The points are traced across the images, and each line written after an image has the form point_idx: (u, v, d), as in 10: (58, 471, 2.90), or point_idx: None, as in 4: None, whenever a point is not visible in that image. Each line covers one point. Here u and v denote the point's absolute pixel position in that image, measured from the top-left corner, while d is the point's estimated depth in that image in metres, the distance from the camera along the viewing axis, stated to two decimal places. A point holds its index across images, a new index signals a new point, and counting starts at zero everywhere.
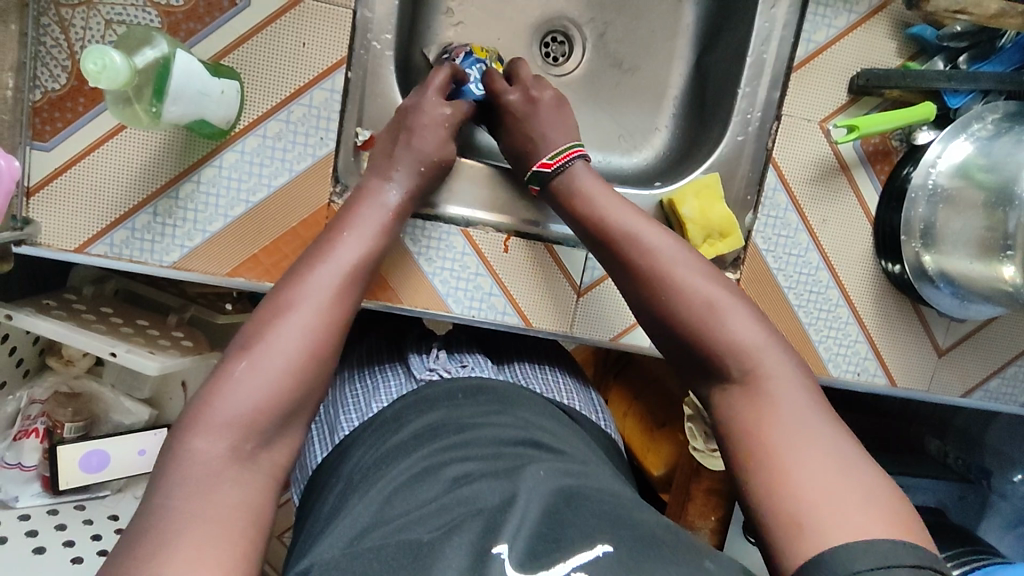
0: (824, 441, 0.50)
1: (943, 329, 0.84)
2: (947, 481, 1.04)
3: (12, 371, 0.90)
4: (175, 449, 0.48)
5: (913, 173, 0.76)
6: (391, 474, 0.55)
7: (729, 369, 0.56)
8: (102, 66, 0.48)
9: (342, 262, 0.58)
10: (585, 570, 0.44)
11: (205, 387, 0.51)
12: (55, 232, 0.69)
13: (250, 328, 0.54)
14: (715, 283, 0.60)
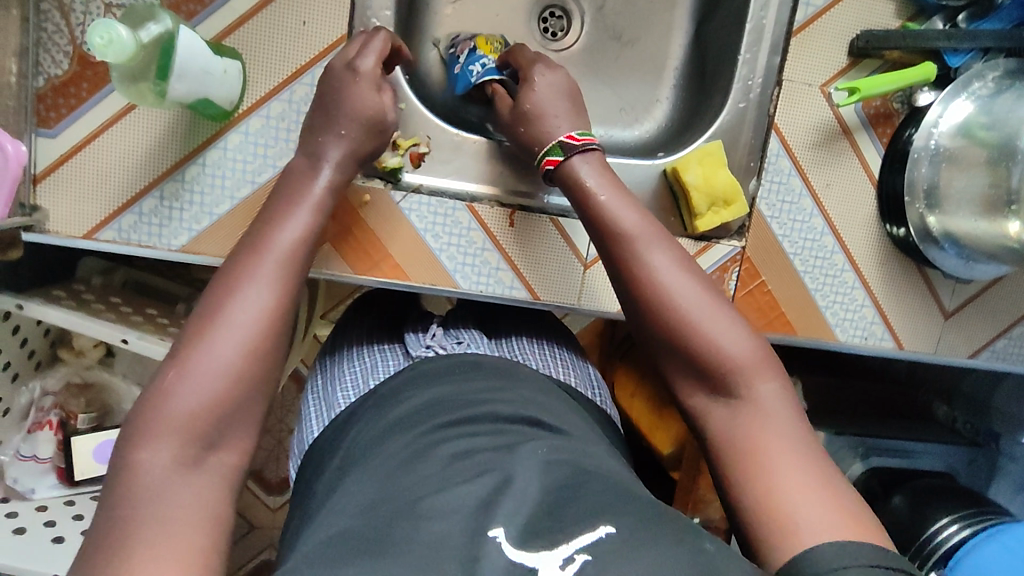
0: (804, 450, 0.51)
1: (949, 292, 0.84)
2: (957, 445, 1.06)
3: (24, 362, 0.90)
4: (121, 458, 0.45)
5: (914, 135, 0.76)
6: (387, 452, 0.56)
7: (721, 379, 0.56)
8: (108, 39, 0.47)
9: (281, 247, 0.55)
10: (587, 553, 0.43)
11: (150, 388, 0.48)
12: (62, 218, 0.70)
13: (197, 320, 0.51)
14: (706, 293, 0.60)
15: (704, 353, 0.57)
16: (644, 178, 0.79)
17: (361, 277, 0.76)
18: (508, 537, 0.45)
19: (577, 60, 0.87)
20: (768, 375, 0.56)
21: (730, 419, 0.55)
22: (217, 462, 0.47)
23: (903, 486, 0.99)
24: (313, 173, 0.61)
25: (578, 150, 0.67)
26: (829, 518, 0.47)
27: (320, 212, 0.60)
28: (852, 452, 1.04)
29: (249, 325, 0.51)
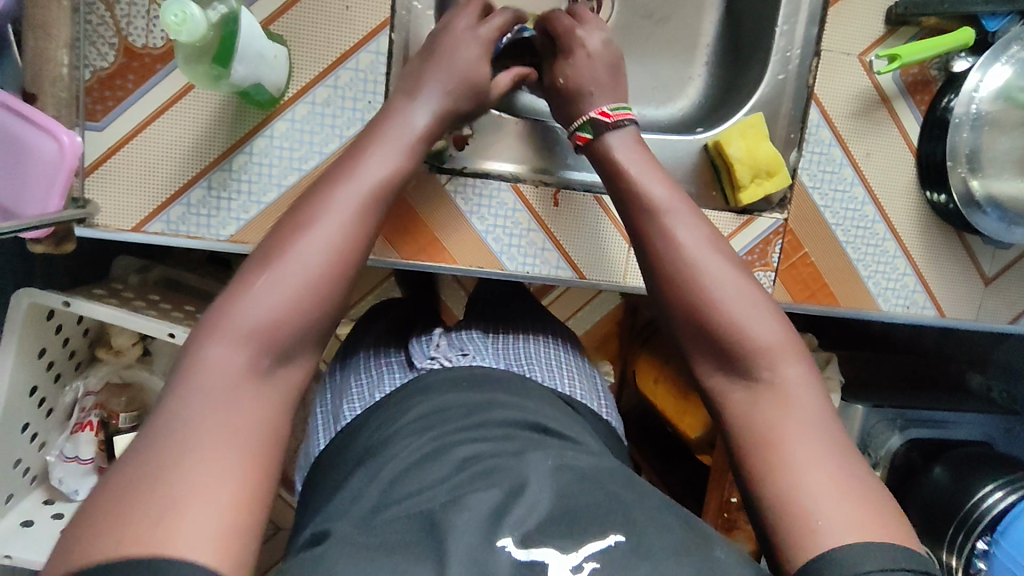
0: (827, 444, 0.50)
1: (989, 258, 0.85)
2: (992, 414, 1.05)
3: (65, 362, 0.89)
4: (193, 354, 0.46)
5: (954, 103, 0.76)
6: (403, 454, 0.58)
7: (742, 361, 0.55)
8: (182, 18, 0.48)
9: (368, 181, 0.55)
10: (595, 560, 0.46)
11: (227, 293, 0.50)
12: (112, 212, 0.69)
13: (272, 240, 0.52)
14: (735, 274, 0.58)
15: (726, 333, 0.56)
16: (684, 154, 0.80)
17: (406, 261, 0.76)
18: (516, 547, 0.46)
19: None
20: (793, 360, 0.54)
21: (748, 403, 0.54)
22: (285, 378, 0.48)
23: (942, 456, 0.98)
24: (437, 91, 0.64)
25: (612, 127, 0.67)
26: (840, 512, 0.47)
27: (410, 167, 0.59)
28: (888, 425, 1.03)
29: (324, 260, 0.51)
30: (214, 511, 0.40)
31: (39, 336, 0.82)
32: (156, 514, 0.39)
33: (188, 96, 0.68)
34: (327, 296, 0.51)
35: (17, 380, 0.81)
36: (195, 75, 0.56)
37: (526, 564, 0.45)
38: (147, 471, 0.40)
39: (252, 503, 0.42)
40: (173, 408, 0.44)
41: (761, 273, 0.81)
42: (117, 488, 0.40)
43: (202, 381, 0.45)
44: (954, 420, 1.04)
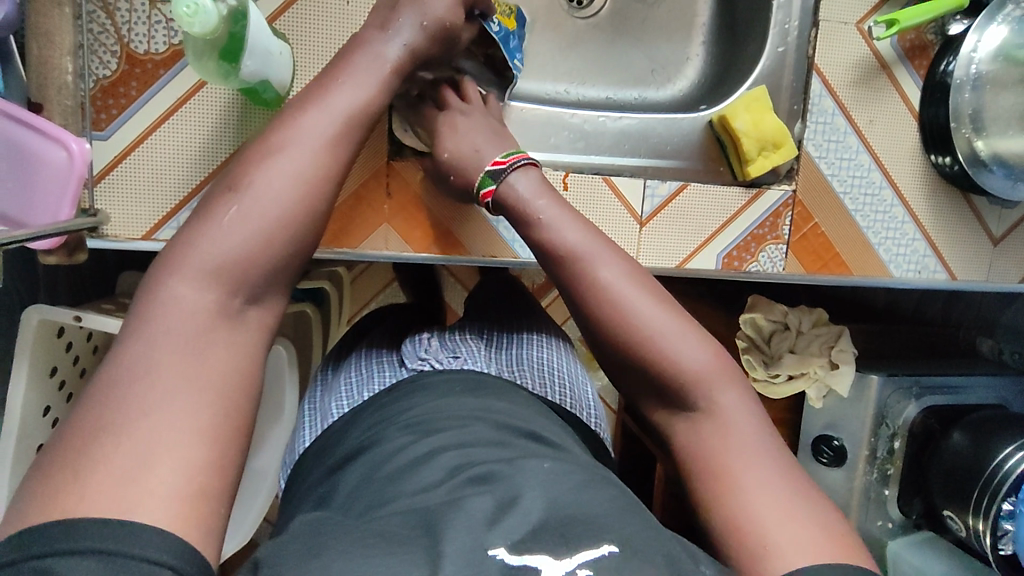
0: (767, 459, 0.53)
1: (996, 218, 0.85)
2: (1005, 376, 1.05)
3: (76, 381, 0.84)
4: (151, 289, 0.49)
5: (953, 67, 0.76)
6: (395, 459, 0.58)
7: (681, 393, 0.57)
8: (193, 10, 0.50)
9: (340, 106, 0.58)
10: (590, 568, 0.43)
11: (190, 227, 0.52)
12: (121, 221, 0.69)
13: (240, 165, 0.54)
14: (659, 307, 0.60)
15: (663, 370, 0.58)
16: (689, 130, 0.82)
17: (419, 254, 0.76)
18: (507, 554, 0.44)
19: (605, 25, 0.87)
20: (730, 385, 0.57)
21: (695, 434, 0.56)
22: (258, 316, 0.51)
23: (961, 421, 0.97)
24: (384, 42, 0.63)
25: (507, 175, 0.67)
26: (798, 532, 0.48)
27: (355, 130, 0.58)
28: (905, 393, 1.01)
29: (255, 235, 0.51)
30: (183, 471, 0.42)
31: (48, 353, 0.78)
32: (121, 468, 0.40)
33: (192, 100, 0.67)
34: (271, 254, 0.52)
35: (28, 399, 0.77)
36: (206, 73, 0.57)
37: (518, 567, 0.43)
38: (113, 419, 0.42)
39: (218, 464, 0.44)
40: (139, 354, 0.45)
41: (772, 245, 0.81)
42: (89, 431, 0.42)
43: (167, 323, 0.47)
44: (968, 383, 1.03)
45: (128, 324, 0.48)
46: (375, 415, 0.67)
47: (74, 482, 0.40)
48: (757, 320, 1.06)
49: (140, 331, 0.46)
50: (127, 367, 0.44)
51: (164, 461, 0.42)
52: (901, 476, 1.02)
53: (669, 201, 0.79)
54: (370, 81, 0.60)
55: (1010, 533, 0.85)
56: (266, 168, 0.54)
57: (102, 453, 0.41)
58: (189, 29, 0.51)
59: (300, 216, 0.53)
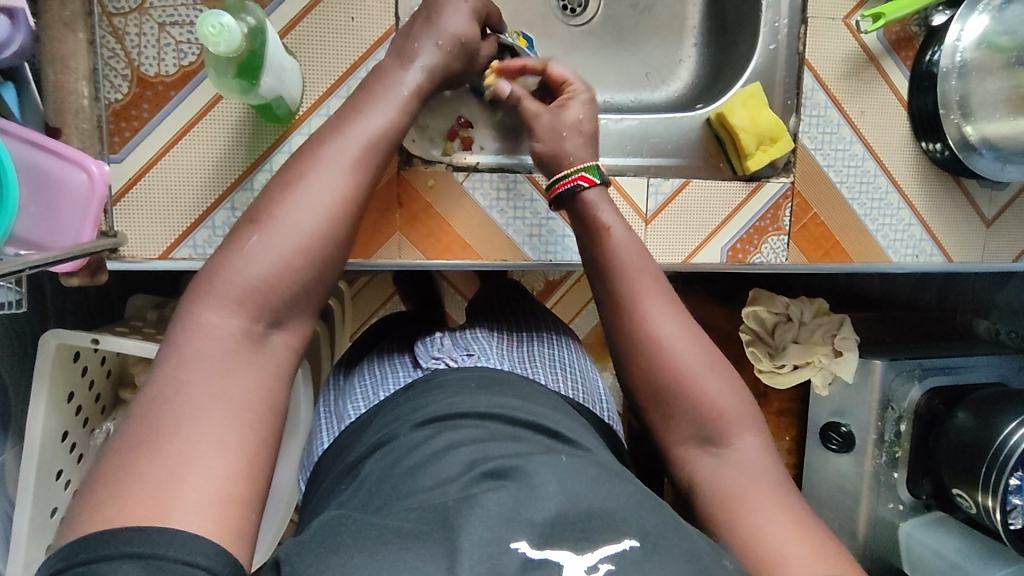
0: (781, 499, 0.55)
1: (986, 200, 0.88)
2: (1003, 354, 1.07)
3: (92, 406, 0.85)
4: (184, 318, 0.49)
5: (938, 57, 0.79)
6: (412, 454, 0.59)
7: (707, 426, 0.59)
8: (219, 29, 0.54)
9: (364, 130, 0.58)
10: (612, 562, 0.46)
11: (220, 252, 0.52)
12: (138, 242, 0.70)
13: (272, 191, 0.54)
14: (700, 343, 0.62)
15: (694, 400, 0.60)
16: (687, 129, 0.85)
17: (431, 260, 0.77)
18: (530, 548, 0.46)
19: (599, 32, 0.90)
20: (750, 429, 0.60)
21: (713, 465, 0.58)
22: (281, 340, 0.51)
23: (964, 401, 0.99)
24: (402, 70, 0.64)
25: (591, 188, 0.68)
26: (809, 553, 0.50)
27: (383, 161, 0.59)
28: (909, 376, 1.03)
29: (279, 262, 0.51)
30: (214, 479, 0.43)
31: (66, 377, 0.78)
32: (158, 476, 0.41)
33: (205, 120, 0.68)
34: (297, 279, 0.52)
35: (48, 424, 0.77)
36: (227, 89, 0.60)
37: (540, 563, 0.45)
38: (152, 433, 0.43)
39: (250, 471, 0.44)
40: (166, 373, 0.46)
41: (775, 237, 0.83)
42: (125, 447, 0.43)
43: (196, 345, 0.47)
44: (969, 365, 1.05)
45: (162, 351, 0.48)
46: (390, 414, 0.67)
47: (112, 491, 0.41)
48: (759, 312, 1.08)
49: (172, 355, 0.47)
50: (160, 386, 0.45)
51: (195, 471, 0.42)
52: (909, 458, 1.02)
53: (672, 197, 0.81)
54: (386, 110, 0.61)
55: (1018, 507, 0.89)
56: (296, 198, 0.54)
57: (138, 466, 0.42)
58: (215, 48, 0.54)
59: (320, 242, 0.53)
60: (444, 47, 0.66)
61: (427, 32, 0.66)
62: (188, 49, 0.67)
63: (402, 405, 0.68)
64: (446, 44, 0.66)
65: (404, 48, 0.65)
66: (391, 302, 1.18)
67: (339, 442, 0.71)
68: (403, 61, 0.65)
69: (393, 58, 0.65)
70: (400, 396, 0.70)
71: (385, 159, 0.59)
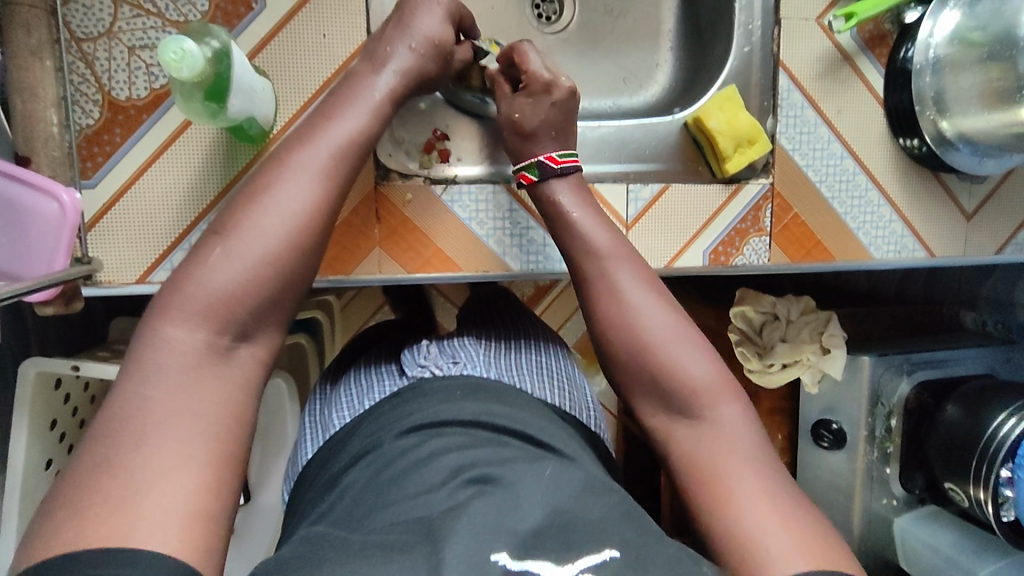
0: (759, 474, 0.53)
1: (967, 194, 0.88)
2: (991, 345, 1.07)
3: (76, 433, 0.84)
4: (148, 335, 0.48)
5: (912, 53, 0.80)
6: (394, 464, 0.58)
7: (681, 398, 0.58)
8: (181, 55, 0.53)
9: (337, 140, 0.58)
10: (592, 572, 0.46)
11: (186, 264, 0.52)
12: (115, 265, 0.69)
13: (239, 205, 0.54)
14: (674, 318, 0.62)
15: (667, 372, 0.59)
16: (665, 133, 0.85)
17: (412, 274, 0.77)
18: (510, 559, 0.46)
19: (575, 39, 0.90)
20: (730, 398, 0.58)
21: (689, 437, 0.57)
22: (249, 353, 0.51)
23: (953, 394, 0.99)
24: (376, 75, 0.64)
25: (556, 173, 0.70)
26: (783, 532, 0.49)
27: (353, 171, 0.58)
28: (897, 371, 1.02)
29: (245, 274, 0.51)
30: (180, 496, 0.42)
31: (48, 405, 0.78)
32: (122, 496, 0.41)
33: (178, 142, 0.68)
34: (264, 293, 0.51)
35: (30, 453, 0.76)
36: (194, 112, 0.60)
37: (519, 572, 0.45)
38: (118, 454, 0.43)
39: (217, 486, 0.44)
40: (132, 396, 0.45)
41: (756, 238, 0.83)
42: (88, 468, 0.42)
43: (160, 362, 0.47)
44: (961, 357, 1.04)
45: (126, 368, 0.48)
46: (372, 425, 0.67)
47: (75, 513, 0.40)
48: (747, 312, 1.08)
49: (136, 372, 0.47)
50: (123, 404, 0.45)
51: (160, 489, 0.42)
52: (900, 453, 1.03)
53: (652, 203, 0.81)
54: (359, 115, 0.60)
55: (1010, 499, 0.88)
56: (262, 211, 0.53)
57: (101, 486, 0.41)
58: (177, 74, 0.54)
59: (291, 254, 0.53)
60: (416, 61, 0.66)
61: (401, 36, 0.66)
62: (158, 72, 0.67)
63: (386, 414, 0.67)
64: (421, 45, 0.66)
65: (374, 53, 0.65)
66: (381, 313, 1.18)
67: (324, 457, 0.70)
68: (375, 64, 0.64)
69: (365, 65, 0.65)
70: (384, 405, 0.69)
71: (357, 166, 0.59)
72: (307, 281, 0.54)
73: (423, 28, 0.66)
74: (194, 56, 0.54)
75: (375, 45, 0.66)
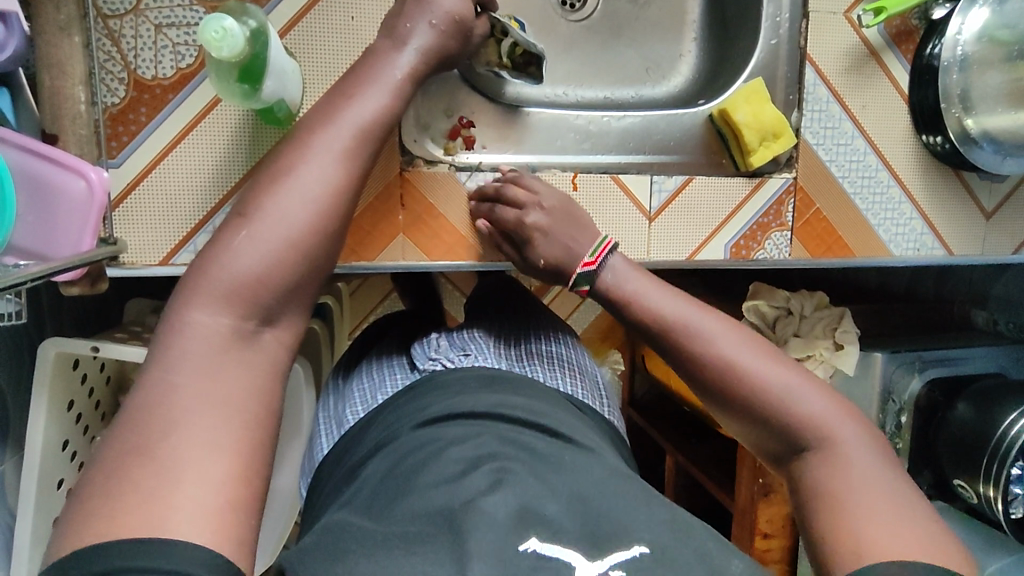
0: (892, 495, 0.52)
1: (986, 192, 0.88)
2: (1002, 344, 1.07)
3: (92, 413, 0.83)
4: (174, 321, 0.48)
5: (939, 49, 0.79)
6: (417, 452, 0.58)
7: (798, 435, 0.57)
8: (220, 34, 0.53)
9: (356, 121, 0.57)
10: (622, 568, 0.46)
11: (207, 252, 0.51)
12: (139, 247, 0.69)
13: (263, 188, 0.54)
14: (769, 361, 0.61)
15: (779, 411, 0.58)
16: (690, 125, 0.85)
17: (435, 261, 0.77)
18: (538, 545, 0.47)
19: (598, 27, 0.89)
20: (848, 421, 0.57)
21: (811, 471, 0.56)
22: (273, 338, 0.50)
23: (964, 391, 0.99)
24: (397, 52, 0.63)
25: (599, 272, 0.70)
26: (902, 544, 0.48)
27: (371, 150, 0.58)
28: (909, 368, 1.02)
29: (269, 257, 0.51)
30: (210, 483, 0.42)
31: (66, 385, 0.77)
32: (151, 484, 0.41)
33: (201, 124, 0.67)
34: (289, 276, 0.51)
35: (48, 435, 0.75)
36: (229, 95, 0.59)
37: (549, 561, 0.46)
38: (146, 441, 0.43)
39: (245, 474, 0.44)
40: (159, 382, 0.45)
41: (777, 232, 0.83)
42: (118, 455, 0.42)
43: (184, 347, 0.47)
44: (973, 354, 1.04)
45: (150, 354, 0.48)
46: (390, 417, 0.66)
47: (105, 504, 0.40)
48: (761, 307, 1.08)
49: (161, 360, 0.46)
50: (151, 389, 0.45)
51: (192, 476, 0.42)
52: (910, 449, 1.03)
53: (676, 195, 0.81)
54: (380, 94, 0.60)
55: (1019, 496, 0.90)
56: (281, 195, 0.53)
57: (132, 474, 0.41)
58: (217, 53, 0.53)
59: (311, 236, 0.52)
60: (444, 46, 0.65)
61: (420, 12, 0.65)
62: (185, 50, 0.66)
63: (406, 405, 0.67)
64: (441, 23, 0.66)
65: (394, 27, 0.65)
66: (389, 299, 1.18)
67: (343, 446, 0.69)
68: (396, 40, 0.64)
69: (385, 39, 0.64)
70: (400, 397, 0.69)
71: (378, 146, 0.58)
72: (329, 266, 0.54)
73: (445, 4, 0.66)
74: (237, 38, 0.54)
75: (389, 26, 0.65)
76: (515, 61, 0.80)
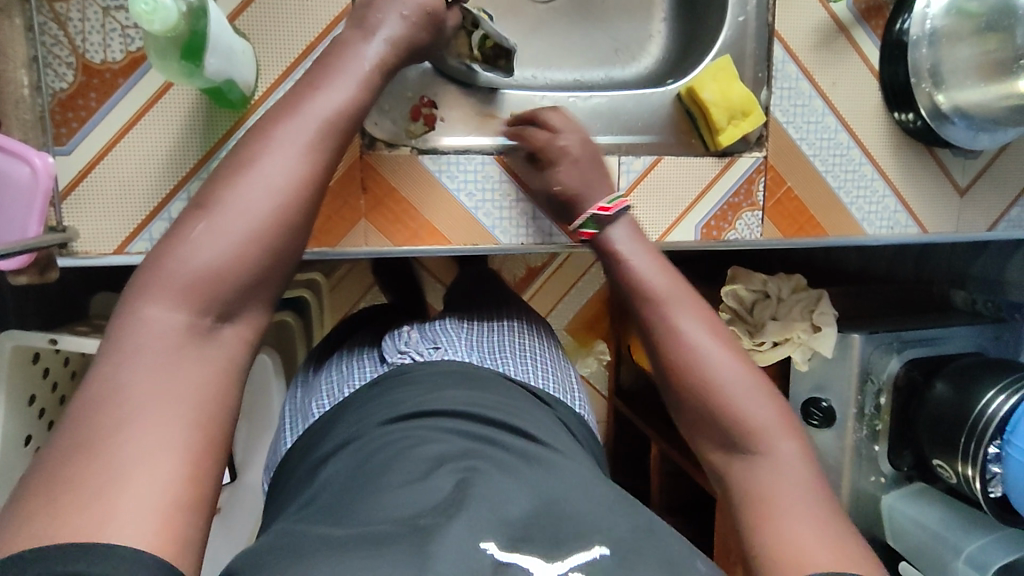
0: (816, 511, 0.52)
1: (960, 169, 0.87)
2: (981, 324, 1.06)
3: (57, 409, 0.82)
4: (126, 315, 0.46)
5: (909, 24, 0.79)
6: (387, 448, 0.56)
7: (735, 434, 0.57)
8: (152, 7, 0.52)
9: (321, 112, 0.55)
10: (581, 570, 0.45)
11: (161, 243, 0.50)
12: (91, 237, 0.67)
13: (221, 178, 0.52)
14: (731, 358, 0.60)
15: (725, 410, 0.58)
16: (658, 105, 0.84)
17: (400, 247, 0.76)
18: (498, 549, 0.45)
19: (566, 7, 0.88)
20: (786, 436, 0.57)
21: (743, 472, 0.56)
22: (233, 333, 0.49)
23: (943, 370, 0.98)
24: (366, 43, 0.61)
25: (611, 221, 0.70)
26: (827, 555, 0.49)
27: (338, 135, 0.56)
28: (887, 349, 1.01)
29: (226, 251, 0.49)
30: (158, 488, 0.40)
31: (25, 380, 0.76)
32: (94, 489, 0.39)
33: (155, 108, 0.66)
34: (246, 272, 0.49)
35: (9, 431, 0.74)
36: (171, 72, 0.58)
37: (508, 565, 0.44)
38: (93, 443, 0.41)
39: (198, 476, 0.43)
40: (110, 380, 0.44)
41: (749, 212, 0.82)
42: (60, 458, 0.40)
43: (137, 343, 0.45)
44: (952, 334, 1.04)
45: (102, 347, 0.46)
46: (354, 414, 0.65)
47: (46, 509, 0.38)
48: (739, 291, 1.08)
49: (113, 355, 0.45)
50: (100, 388, 0.43)
51: (139, 483, 0.40)
52: (888, 430, 1.02)
53: (644, 175, 0.80)
54: (338, 80, 0.58)
55: (997, 476, 0.86)
56: (241, 184, 0.51)
57: (75, 478, 0.39)
58: (149, 27, 0.52)
59: (276, 230, 0.51)
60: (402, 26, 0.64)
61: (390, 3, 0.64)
62: (134, 33, 0.64)
63: (372, 400, 0.65)
64: (413, 13, 0.64)
65: (365, 18, 0.63)
66: (370, 294, 1.15)
67: (307, 439, 0.68)
68: (367, 31, 0.62)
69: (355, 30, 0.62)
70: (366, 390, 0.68)
71: (346, 139, 0.57)
72: (294, 260, 0.53)
73: None
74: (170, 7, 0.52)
75: (359, 16, 0.63)
76: (486, 54, 0.78)
